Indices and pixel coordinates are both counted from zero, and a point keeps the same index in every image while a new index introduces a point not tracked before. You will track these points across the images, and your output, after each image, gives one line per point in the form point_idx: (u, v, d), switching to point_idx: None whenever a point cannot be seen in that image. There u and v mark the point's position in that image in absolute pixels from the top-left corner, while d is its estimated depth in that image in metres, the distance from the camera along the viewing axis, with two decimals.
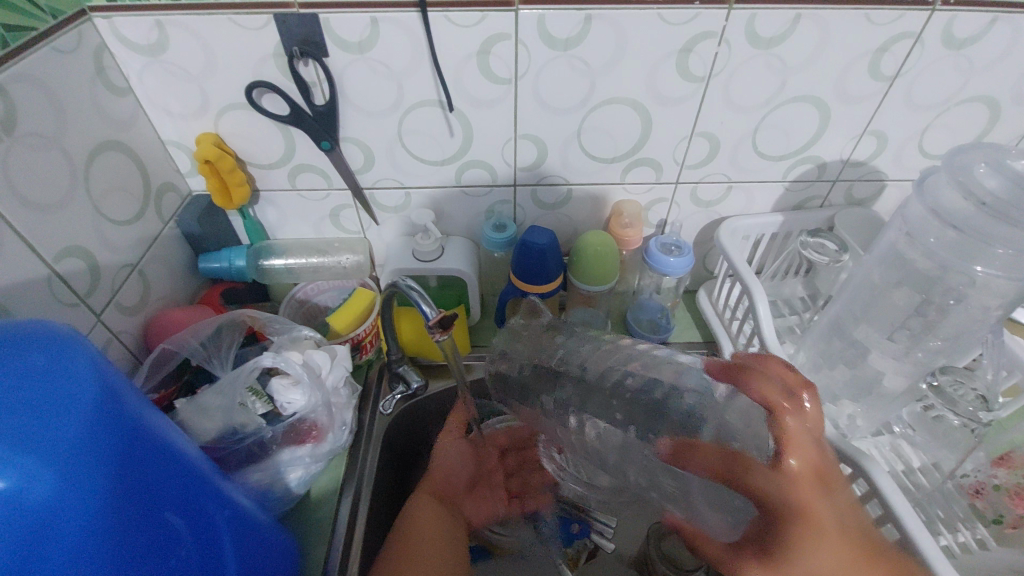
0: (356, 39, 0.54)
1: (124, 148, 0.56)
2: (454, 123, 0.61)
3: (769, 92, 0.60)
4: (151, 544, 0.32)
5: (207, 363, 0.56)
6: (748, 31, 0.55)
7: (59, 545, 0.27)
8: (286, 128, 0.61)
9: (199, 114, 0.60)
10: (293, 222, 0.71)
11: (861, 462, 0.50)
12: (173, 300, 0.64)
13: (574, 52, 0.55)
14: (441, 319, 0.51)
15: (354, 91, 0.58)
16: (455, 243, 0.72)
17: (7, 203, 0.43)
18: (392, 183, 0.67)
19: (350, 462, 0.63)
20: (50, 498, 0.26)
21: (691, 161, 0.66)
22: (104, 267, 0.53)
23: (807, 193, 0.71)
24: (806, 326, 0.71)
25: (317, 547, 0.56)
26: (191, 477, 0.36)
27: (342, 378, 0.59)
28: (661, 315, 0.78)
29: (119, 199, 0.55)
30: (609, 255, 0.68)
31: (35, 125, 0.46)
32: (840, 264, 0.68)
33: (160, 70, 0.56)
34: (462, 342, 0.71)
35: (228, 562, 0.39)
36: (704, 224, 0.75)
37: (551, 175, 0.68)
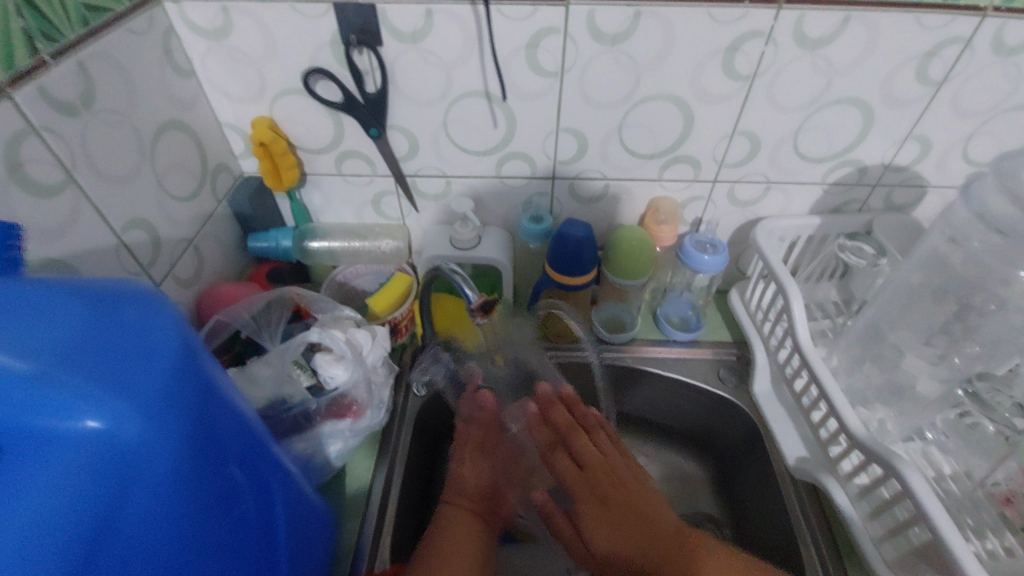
0: (410, 29, 0.55)
1: (186, 127, 0.59)
2: (498, 115, 0.63)
3: (814, 93, 0.60)
4: (218, 493, 0.33)
5: (257, 335, 0.58)
6: (796, 31, 0.55)
7: (140, 489, 0.28)
8: (337, 114, 0.63)
9: (256, 98, 0.62)
10: (336, 207, 0.74)
11: (893, 462, 0.50)
12: (223, 277, 0.67)
13: (621, 48, 0.56)
14: (483, 303, 0.52)
15: (404, 79, 0.60)
16: (492, 233, 0.73)
17: (86, 175, 0.46)
18: (434, 171, 0.69)
19: (384, 441, 0.65)
20: (134, 440, 0.27)
21: (731, 160, 0.67)
22: (165, 240, 0.56)
23: (846, 196, 0.71)
24: (839, 330, 0.71)
25: (351, 519, 0.59)
26: (249, 433, 0.38)
27: (381, 357, 0.61)
28: (692, 313, 0.79)
29: (180, 175, 0.58)
30: (643, 251, 0.69)
31: (110, 102, 0.49)
32: (877, 268, 0.68)
33: (222, 53, 0.58)
34: None
35: (279, 517, 0.42)
36: (740, 224, 0.75)
37: (589, 170, 0.69)
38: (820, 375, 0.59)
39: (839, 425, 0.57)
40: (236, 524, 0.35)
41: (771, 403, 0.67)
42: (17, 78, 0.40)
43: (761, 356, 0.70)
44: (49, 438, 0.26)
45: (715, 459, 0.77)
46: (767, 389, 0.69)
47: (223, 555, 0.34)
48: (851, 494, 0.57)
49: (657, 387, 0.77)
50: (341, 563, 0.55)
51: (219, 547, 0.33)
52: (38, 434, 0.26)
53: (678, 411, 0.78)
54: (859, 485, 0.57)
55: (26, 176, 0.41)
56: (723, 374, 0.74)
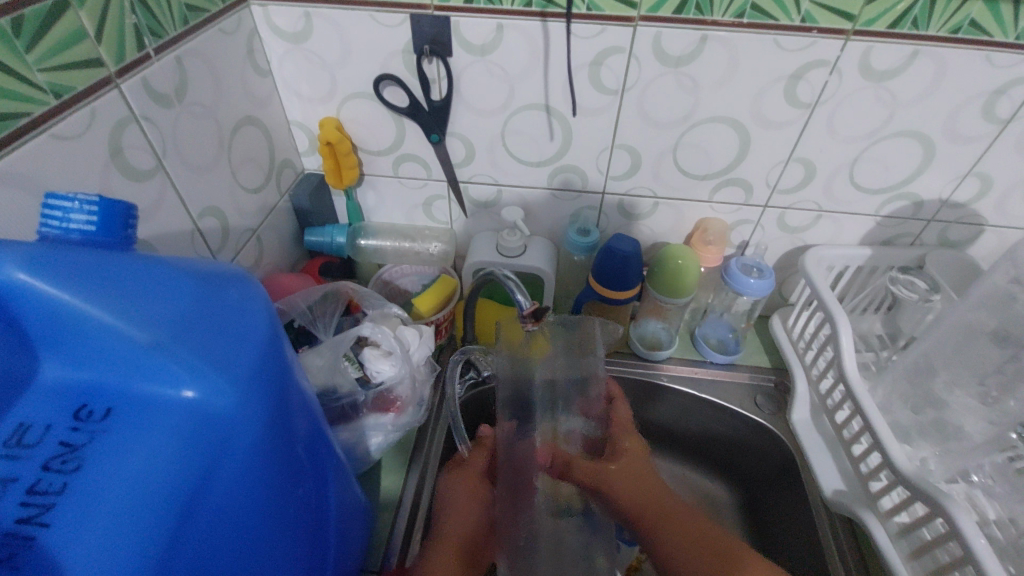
0: (480, 42, 0.58)
1: (260, 123, 0.62)
2: (555, 128, 0.64)
3: (875, 124, 0.60)
4: (289, 472, 0.34)
5: (311, 325, 0.60)
6: (862, 63, 0.55)
7: (228, 461, 0.29)
8: (401, 119, 0.65)
9: (326, 99, 0.65)
10: (388, 207, 0.76)
11: (940, 502, 0.49)
12: (279, 267, 0.70)
13: (684, 69, 0.58)
14: (535, 311, 0.55)
15: (469, 89, 0.62)
16: (538, 243, 0.74)
17: (173, 163, 0.49)
18: (487, 179, 0.71)
19: (419, 439, 0.66)
20: (227, 413, 0.29)
21: (784, 185, 0.67)
22: (233, 228, 0.59)
23: (898, 230, 0.71)
24: (883, 364, 0.70)
25: (384, 514, 0.59)
26: (314, 418, 0.39)
27: (425, 356, 0.62)
28: (731, 336, 0.79)
29: (251, 168, 0.61)
30: (688, 270, 0.69)
31: (199, 97, 0.52)
32: (928, 304, 0.67)
33: (298, 56, 0.61)
34: None
35: (331, 502, 0.43)
36: (788, 250, 0.75)
37: (639, 187, 0.69)
38: (865, 407, 0.59)
39: (883, 460, 0.56)
40: (301, 503, 0.36)
41: (809, 434, 0.66)
42: (125, 70, 0.43)
43: (802, 385, 0.69)
44: (154, 404, 0.28)
45: (744, 485, 0.76)
46: (806, 418, 0.68)
47: (289, 533, 0.35)
48: (891, 532, 0.55)
49: (690, 408, 0.76)
50: (373, 553, 0.56)
51: (287, 523, 0.34)
52: (145, 400, 0.28)
53: (709, 434, 0.77)
54: (899, 523, 0.55)
55: (125, 160, 0.44)
56: (760, 400, 0.73)
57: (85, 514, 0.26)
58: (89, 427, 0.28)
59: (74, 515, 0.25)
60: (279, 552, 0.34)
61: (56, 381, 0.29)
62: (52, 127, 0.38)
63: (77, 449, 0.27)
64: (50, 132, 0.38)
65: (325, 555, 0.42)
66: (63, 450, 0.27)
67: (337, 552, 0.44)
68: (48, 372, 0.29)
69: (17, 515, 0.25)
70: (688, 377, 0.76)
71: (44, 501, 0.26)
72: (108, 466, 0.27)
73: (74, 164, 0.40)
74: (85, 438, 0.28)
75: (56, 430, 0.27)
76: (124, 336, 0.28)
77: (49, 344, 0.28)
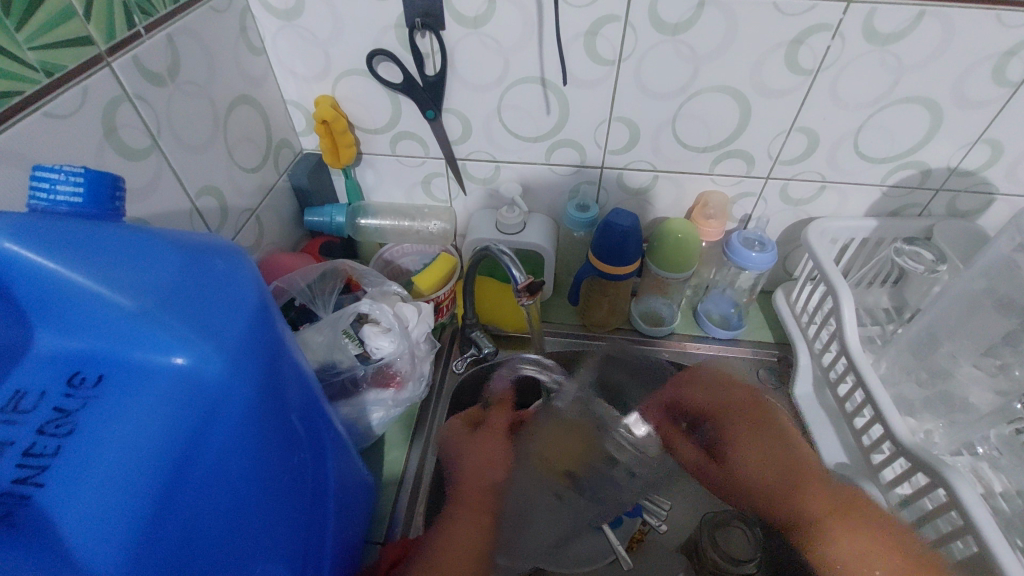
0: (473, 13, 0.57)
1: (256, 103, 0.62)
2: (552, 102, 0.63)
3: (880, 90, 0.59)
4: (283, 440, 0.35)
5: (311, 303, 0.61)
6: (865, 26, 0.54)
7: (219, 427, 0.30)
8: (396, 95, 0.65)
9: (321, 77, 0.65)
10: (387, 186, 0.76)
11: (940, 471, 0.49)
12: (280, 248, 0.71)
13: (681, 37, 0.56)
14: (530, 285, 0.55)
15: (463, 64, 0.61)
16: (537, 219, 0.74)
17: (169, 143, 0.50)
18: (484, 155, 0.70)
19: (421, 416, 0.67)
20: (216, 380, 0.29)
21: (787, 156, 0.66)
22: (231, 208, 0.59)
23: (905, 200, 0.69)
24: (888, 337, 0.69)
25: (388, 487, 0.61)
26: (309, 390, 0.40)
27: (424, 332, 0.63)
28: (734, 311, 0.78)
29: (248, 148, 0.61)
30: (689, 244, 0.69)
31: (192, 75, 0.52)
32: (936, 275, 0.65)
33: (291, 33, 0.61)
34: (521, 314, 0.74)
35: (330, 474, 0.44)
36: (792, 223, 0.74)
37: (638, 161, 0.68)
38: (866, 379, 0.58)
39: (884, 431, 0.56)
40: (296, 471, 0.37)
41: (811, 408, 0.66)
42: (115, 49, 0.43)
43: (804, 358, 0.69)
44: (146, 371, 0.29)
45: None
46: (808, 392, 0.67)
47: (284, 501, 0.35)
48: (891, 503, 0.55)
49: None
50: (378, 524, 0.58)
51: (283, 490, 0.35)
52: (136, 367, 0.29)
53: None
54: (900, 494, 0.55)
55: (119, 139, 0.44)
56: (763, 374, 0.73)
57: (78, 475, 0.26)
58: (82, 394, 0.29)
59: (68, 476, 0.26)
60: (277, 519, 0.35)
61: (50, 350, 0.29)
62: (44, 105, 0.38)
63: (70, 414, 0.28)
64: (43, 110, 0.38)
65: (325, 527, 0.42)
66: (57, 415, 0.28)
67: (337, 522, 0.44)
68: (42, 343, 0.29)
69: (13, 475, 0.26)
70: (690, 352, 0.75)
71: (39, 463, 0.26)
72: (101, 431, 0.28)
73: (68, 143, 0.40)
74: (79, 404, 0.28)
75: (51, 395, 0.28)
76: (114, 305, 0.28)
77: (42, 314, 0.29)
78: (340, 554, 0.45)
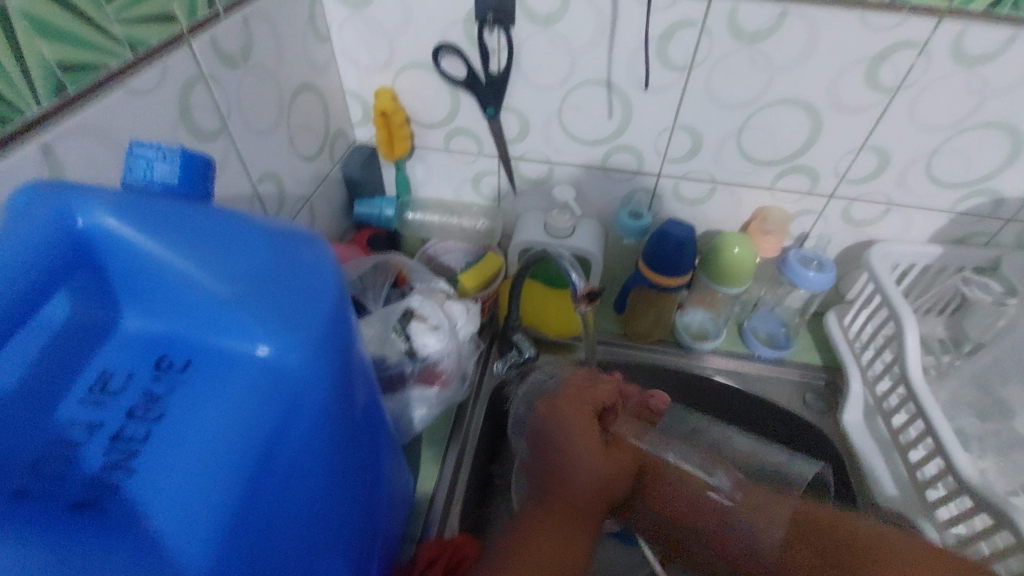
0: (545, 11, 0.56)
1: (317, 90, 0.61)
2: (615, 105, 0.62)
3: (961, 113, 0.56)
4: (353, 437, 0.34)
5: (361, 295, 0.60)
6: (955, 45, 0.52)
7: (299, 421, 0.29)
8: (456, 90, 0.64)
9: (383, 68, 0.64)
10: (437, 181, 0.75)
11: (1010, 514, 0.47)
12: (328, 237, 0.70)
13: (758, 47, 0.55)
14: (589, 292, 0.53)
15: (528, 62, 0.60)
16: (587, 224, 0.72)
17: (238, 126, 0.49)
18: (539, 155, 0.69)
19: (458, 416, 0.66)
20: (303, 372, 0.29)
21: (854, 175, 0.64)
22: (288, 194, 0.59)
23: (973, 228, 0.67)
24: (946, 369, 0.66)
25: (424, 486, 0.60)
26: (372, 384, 0.39)
27: (470, 333, 0.62)
28: (782, 331, 0.76)
29: (308, 135, 0.61)
30: (745, 259, 0.67)
31: (262, 59, 0.52)
32: (1002, 308, 0.63)
33: (358, 23, 0.60)
34: (563, 320, 0.71)
35: (382, 471, 0.43)
36: (850, 245, 0.72)
37: (697, 171, 0.67)
38: (929, 411, 0.56)
39: (946, 467, 0.53)
40: (359, 466, 0.36)
41: (862, 436, 0.64)
42: (196, 28, 0.43)
43: (857, 384, 0.67)
44: (232, 360, 0.28)
45: None
46: (859, 419, 0.65)
47: (349, 499, 0.35)
48: (949, 543, 0.53)
49: (731, 402, 0.73)
50: (414, 522, 0.57)
51: (348, 488, 0.34)
52: (223, 354, 0.28)
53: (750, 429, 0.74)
54: (958, 535, 0.53)
55: (193, 119, 0.44)
56: (810, 399, 0.71)
57: (166, 466, 0.26)
58: (168, 378, 0.28)
59: (157, 464, 0.26)
60: (341, 517, 0.34)
61: (138, 331, 0.29)
62: (128, 82, 0.38)
63: (157, 399, 0.27)
64: (127, 87, 0.38)
65: (377, 525, 0.41)
66: (145, 399, 0.27)
67: (385, 520, 0.44)
68: (129, 323, 0.29)
69: (103, 460, 0.25)
70: (734, 370, 0.73)
71: (128, 449, 0.26)
72: (188, 418, 0.27)
73: (147, 120, 0.40)
74: (166, 389, 0.28)
75: (138, 378, 0.28)
76: (207, 289, 0.28)
77: (133, 293, 0.28)
78: (386, 552, 0.45)
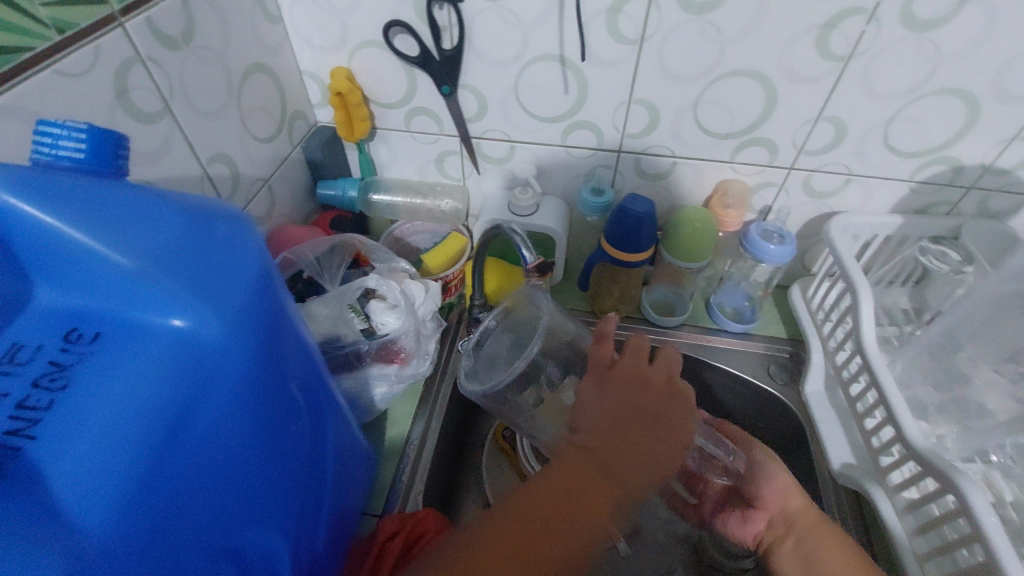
0: None
1: (271, 72, 0.61)
2: (570, 80, 0.62)
3: (915, 80, 0.56)
4: (280, 409, 0.35)
5: (318, 275, 0.61)
6: (904, 10, 0.51)
7: (214, 391, 0.30)
8: (412, 69, 0.64)
9: (337, 48, 0.64)
10: (401, 162, 0.75)
11: (952, 477, 0.47)
12: (292, 219, 0.71)
13: (708, 17, 0.54)
14: (539, 265, 0.54)
15: (480, 38, 0.60)
16: (550, 202, 0.72)
17: (182, 108, 0.49)
18: (499, 134, 0.69)
19: (425, 392, 0.67)
20: (216, 343, 0.30)
21: (812, 146, 0.63)
22: (243, 176, 0.59)
23: (934, 197, 0.66)
24: (906, 339, 0.67)
25: (388, 461, 0.61)
26: (311, 360, 0.40)
27: (431, 311, 0.63)
28: (748, 304, 0.77)
29: (262, 117, 0.61)
30: (706, 232, 0.67)
31: (206, 39, 0.51)
32: (960, 276, 0.63)
33: (308, 2, 0.60)
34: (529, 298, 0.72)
35: (328, 444, 0.44)
36: (812, 217, 0.72)
37: (657, 146, 0.67)
38: (880, 379, 0.56)
39: (896, 434, 0.54)
40: (294, 439, 0.37)
41: (822, 406, 0.65)
42: (129, 9, 0.43)
43: (817, 356, 0.67)
44: (143, 331, 0.29)
45: None
46: (819, 389, 0.66)
47: (280, 469, 0.36)
48: (898, 507, 0.54)
49: (700, 375, 0.74)
50: (376, 497, 0.58)
51: (278, 459, 0.35)
52: (134, 326, 0.29)
53: (715, 397, 0.76)
54: (908, 499, 0.54)
55: (131, 101, 0.44)
56: (774, 370, 0.72)
57: (71, 431, 0.26)
58: (78, 350, 0.29)
59: (60, 430, 0.26)
60: (272, 486, 0.35)
61: (49, 306, 0.30)
62: (55, 63, 0.38)
63: (65, 369, 0.28)
64: (54, 67, 0.38)
65: (321, 496, 0.43)
66: (53, 369, 0.28)
67: (333, 491, 0.45)
68: (42, 297, 0.30)
69: (6, 427, 0.26)
70: (701, 345, 0.74)
71: (32, 416, 0.26)
72: (96, 387, 0.28)
73: (80, 103, 0.40)
74: (74, 360, 0.28)
75: (47, 349, 0.28)
76: (113, 263, 0.28)
77: (41, 268, 0.29)
78: (336, 521, 0.46)
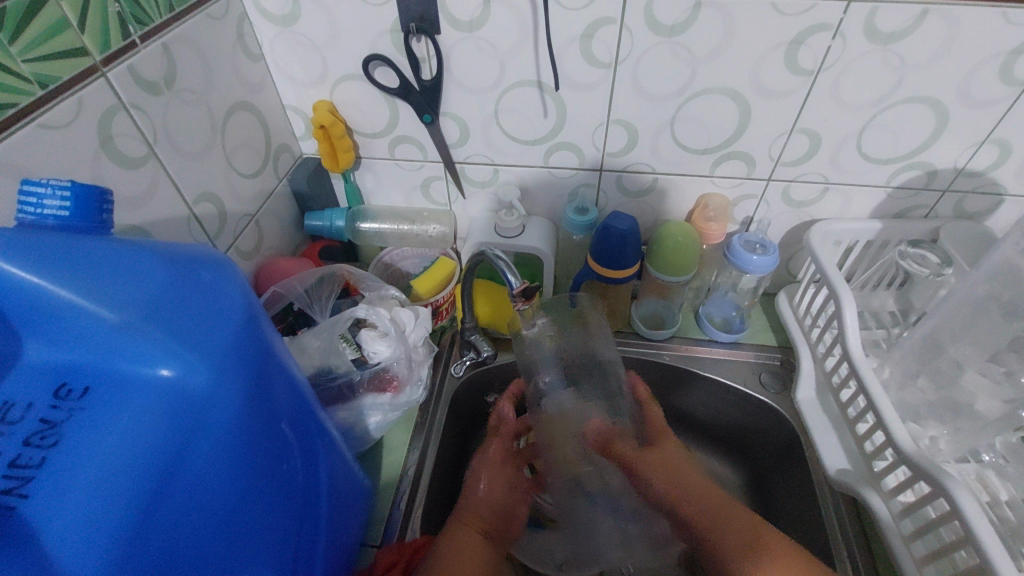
0: (468, 17, 0.57)
1: (255, 109, 0.62)
2: (549, 105, 0.63)
3: (882, 90, 0.57)
4: (270, 451, 0.35)
5: (308, 307, 0.62)
6: (866, 25, 0.53)
7: (203, 439, 0.30)
8: (393, 100, 0.65)
9: (319, 83, 0.65)
10: (386, 189, 0.76)
11: (942, 480, 0.47)
12: (280, 252, 0.71)
13: (678, 39, 0.56)
14: (525, 289, 0.54)
15: (459, 68, 0.61)
16: (536, 222, 0.73)
17: (167, 151, 0.50)
18: (482, 159, 0.70)
19: (421, 417, 0.67)
20: (202, 392, 0.30)
21: (788, 158, 0.65)
22: (230, 213, 0.60)
23: (911, 201, 0.68)
24: (893, 342, 0.68)
25: (386, 489, 0.61)
26: (302, 396, 0.40)
27: (422, 337, 0.63)
28: (736, 315, 0.77)
29: (247, 153, 0.62)
30: (689, 246, 0.68)
31: (188, 83, 0.52)
32: (941, 278, 0.64)
33: (289, 39, 0.61)
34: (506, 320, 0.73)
35: (322, 478, 0.44)
36: (794, 225, 0.73)
37: (637, 164, 0.68)
38: (868, 385, 0.57)
39: (886, 439, 0.54)
40: (286, 478, 0.37)
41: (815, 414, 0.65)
42: (110, 59, 0.44)
43: (807, 362, 0.68)
44: (131, 382, 0.29)
45: (749, 462, 0.74)
46: (811, 397, 0.66)
47: (274, 509, 0.36)
48: (894, 510, 0.54)
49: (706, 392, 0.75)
50: (375, 528, 0.58)
51: (271, 500, 0.35)
52: (121, 377, 0.30)
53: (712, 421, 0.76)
54: (902, 503, 0.54)
55: (115, 148, 0.45)
56: (765, 378, 0.72)
57: (62, 488, 0.27)
58: (68, 405, 0.29)
59: (51, 487, 0.27)
60: (267, 529, 0.35)
61: (38, 362, 0.30)
62: (38, 117, 0.39)
63: (56, 426, 0.28)
64: (36, 121, 0.38)
65: (316, 531, 0.42)
66: (43, 427, 0.28)
67: (329, 529, 0.44)
68: (30, 354, 0.30)
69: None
70: (693, 356, 0.74)
71: (23, 474, 0.27)
72: (86, 442, 0.28)
73: (64, 154, 0.41)
74: (64, 416, 0.29)
75: (38, 406, 0.29)
76: (97, 317, 0.29)
77: (28, 327, 0.29)
78: (334, 554, 0.45)
